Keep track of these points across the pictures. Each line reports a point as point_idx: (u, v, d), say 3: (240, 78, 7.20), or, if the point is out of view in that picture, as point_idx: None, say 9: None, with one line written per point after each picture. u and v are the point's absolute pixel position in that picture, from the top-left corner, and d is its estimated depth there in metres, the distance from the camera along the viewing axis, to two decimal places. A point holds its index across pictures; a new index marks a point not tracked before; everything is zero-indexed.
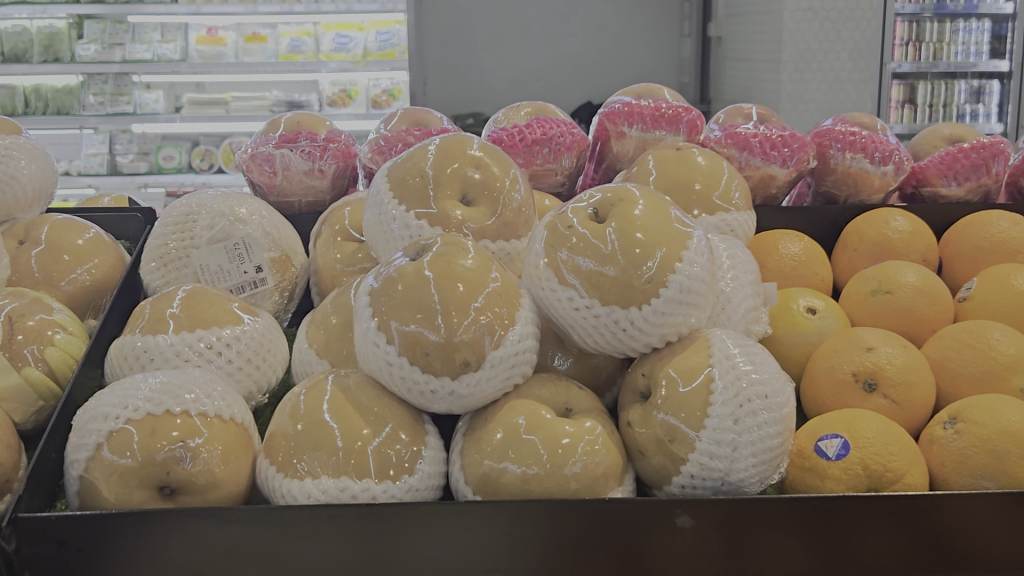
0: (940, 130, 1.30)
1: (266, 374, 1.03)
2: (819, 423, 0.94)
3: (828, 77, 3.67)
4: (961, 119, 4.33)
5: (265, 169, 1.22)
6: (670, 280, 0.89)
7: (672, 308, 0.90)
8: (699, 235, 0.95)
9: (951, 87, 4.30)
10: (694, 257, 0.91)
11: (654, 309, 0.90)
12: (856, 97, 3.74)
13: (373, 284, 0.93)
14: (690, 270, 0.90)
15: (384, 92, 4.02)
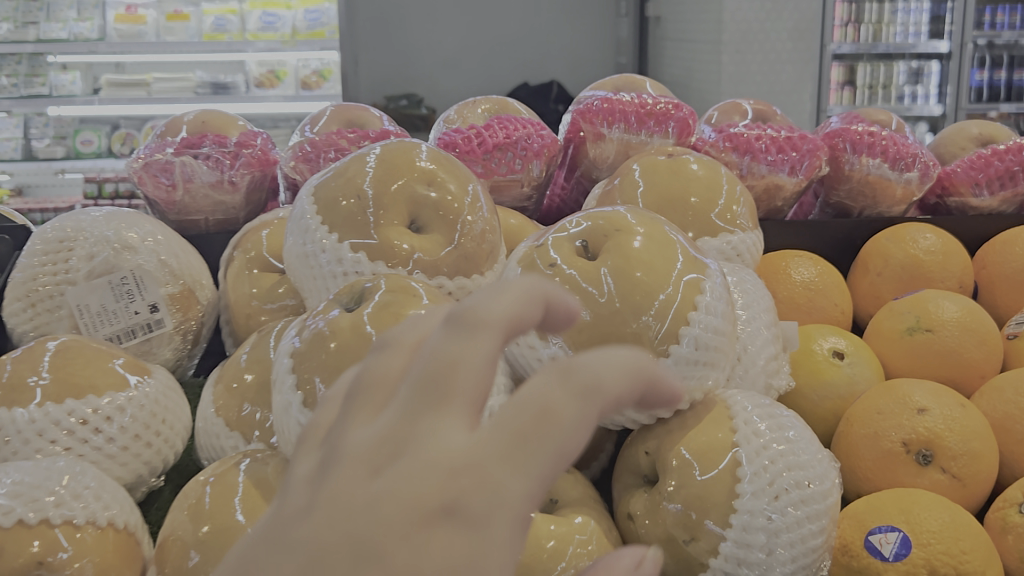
0: (968, 130, 1.18)
1: (161, 451, 0.80)
2: (865, 506, 0.74)
3: (773, 56, 3.50)
4: (900, 100, 4.17)
5: (162, 181, 1.04)
6: (682, 334, 0.69)
7: (684, 370, 0.70)
8: (715, 273, 0.75)
9: (891, 68, 4.14)
10: (710, 303, 0.71)
11: (661, 372, 0.69)
12: (795, 79, 3.56)
13: (297, 342, 0.72)
14: (707, 320, 0.70)
15: (315, 73, 3.78)
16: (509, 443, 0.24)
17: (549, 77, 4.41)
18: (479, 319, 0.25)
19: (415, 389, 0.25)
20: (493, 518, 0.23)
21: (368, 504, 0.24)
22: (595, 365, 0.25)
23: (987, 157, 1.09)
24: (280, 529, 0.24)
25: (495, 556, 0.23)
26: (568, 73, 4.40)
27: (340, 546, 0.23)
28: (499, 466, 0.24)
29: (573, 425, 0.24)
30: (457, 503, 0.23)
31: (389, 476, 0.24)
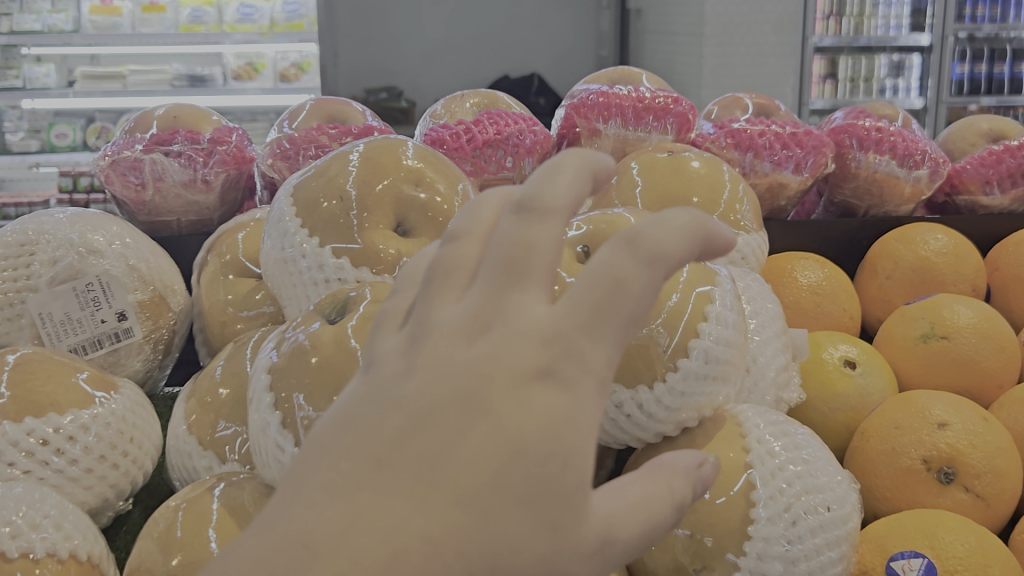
0: (977, 124, 1.14)
1: (128, 472, 0.75)
2: (886, 529, 0.69)
3: (756, 49, 3.46)
4: (881, 94, 4.13)
5: (131, 180, 1.00)
6: (691, 347, 0.64)
7: (694, 386, 0.65)
8: (725, 281, 0.70)
9: (873, 61, 4.10)
10: (721, 312, 0.66)
11: (669, 388, 0.64)
12: (777, 71, 3.52)
13: (275, 357, 0.67)
14: (718, 331, 0.65)
15: (293, 65, 3.71)
16: (590, 310, 0.31)
17: (530, 70, 4.35)
18: (547, 206, 0.32)
19: (495, 265, 0.32)
20: (572, 376, 0.31)
21: (474, 370, 0.31)
22: (658, 235, 0.32)
23: (998, 154, 1.07)
24: (387, 392, 0.31)
25: (580, 404, 0.31)
26: (549, 66, 4.34)
27: (452, 404, 0.30)
28: (580, 331, 0.31)
29: (641, 292, 0.31)
30: (553, 367, 0.31)
31: (489, 341, 0.31)
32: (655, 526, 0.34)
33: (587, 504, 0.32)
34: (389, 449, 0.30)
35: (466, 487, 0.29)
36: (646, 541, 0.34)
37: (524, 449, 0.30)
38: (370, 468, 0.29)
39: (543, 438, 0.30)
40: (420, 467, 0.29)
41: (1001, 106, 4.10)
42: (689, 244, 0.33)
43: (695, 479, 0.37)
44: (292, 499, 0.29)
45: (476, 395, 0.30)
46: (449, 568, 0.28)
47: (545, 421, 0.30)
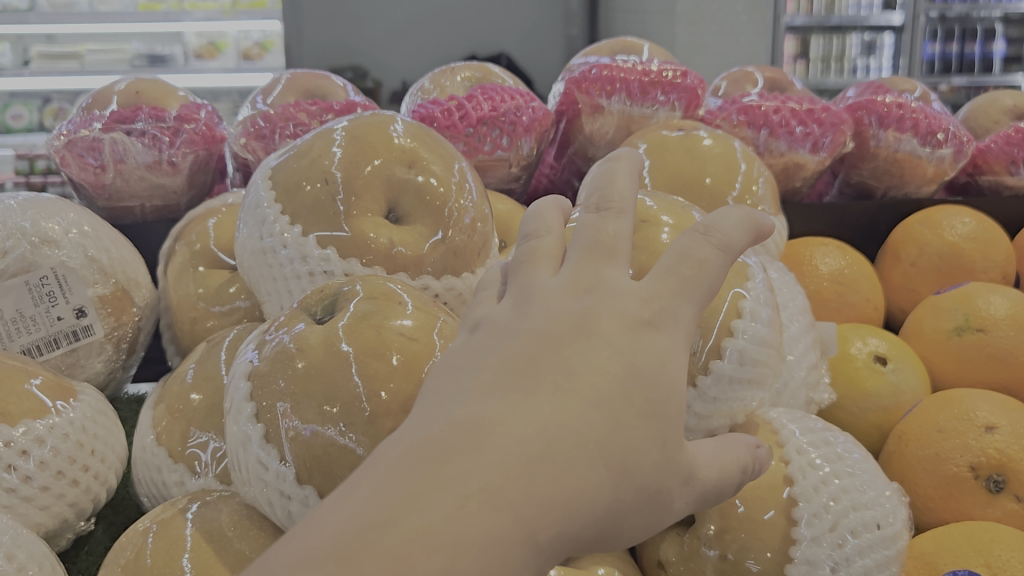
0: (1001, 100, 1.13)
1: (90, 489, 0.67)
2: (934, 545, 0.63)
3: (730, 28, 3.40)
4: (853, 73, 4.08)
5: (89, 163, 0.91)
6: (723, 347, 0.57)
7: (727, 390, 0.58)
8: (756, 272, 0.63)
9: (844, 40, 4.05)
10: (756, 308, 0.59)
11: (699, 394, 0.58)
12: (749, 50, 3.49)
13: (255, 360, 0.59)
14: (753, 328, 0.58)
15: (256, 44, 3.66)
16: (679, 280, 0.41)
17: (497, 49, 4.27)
18: (618, 207, 0.43)
19: (583, 245, 0.42)
20: (668, 325, 0.40)
21: (586, 309, 0.39)
22: (727, 229, 0.43)
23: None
24: (508, 330, 0.39)
25: (675, 346, 0.39)
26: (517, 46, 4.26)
27: (574, 330, 0.38)
28: (670, 292, 0.40)
29: (717, 267, 0.41)
30: (654, 319, 0.39)
31: (594, 297, 0.40)
32: (722, 485, 0.42)
33: (685, 448, 0.39)
34: (523, 366, 0.37)
35: (597, 396, 0.36)
36: (717, 495, 0.42)
37: (637, 375, 0.38)
38: (513, 377, 0.37)
39: (651, 367, 0.38)
40: (554, 378, 0.36)
41: (970, 86, 4.07)
42: (749, 231, 0.44)
43: (753, 455, 0.45)
44: (439, 403, 0.36)
45: (591, 328, 0.38)
46: (596, 462, 0.35)
47: (653, 358, 0.38)
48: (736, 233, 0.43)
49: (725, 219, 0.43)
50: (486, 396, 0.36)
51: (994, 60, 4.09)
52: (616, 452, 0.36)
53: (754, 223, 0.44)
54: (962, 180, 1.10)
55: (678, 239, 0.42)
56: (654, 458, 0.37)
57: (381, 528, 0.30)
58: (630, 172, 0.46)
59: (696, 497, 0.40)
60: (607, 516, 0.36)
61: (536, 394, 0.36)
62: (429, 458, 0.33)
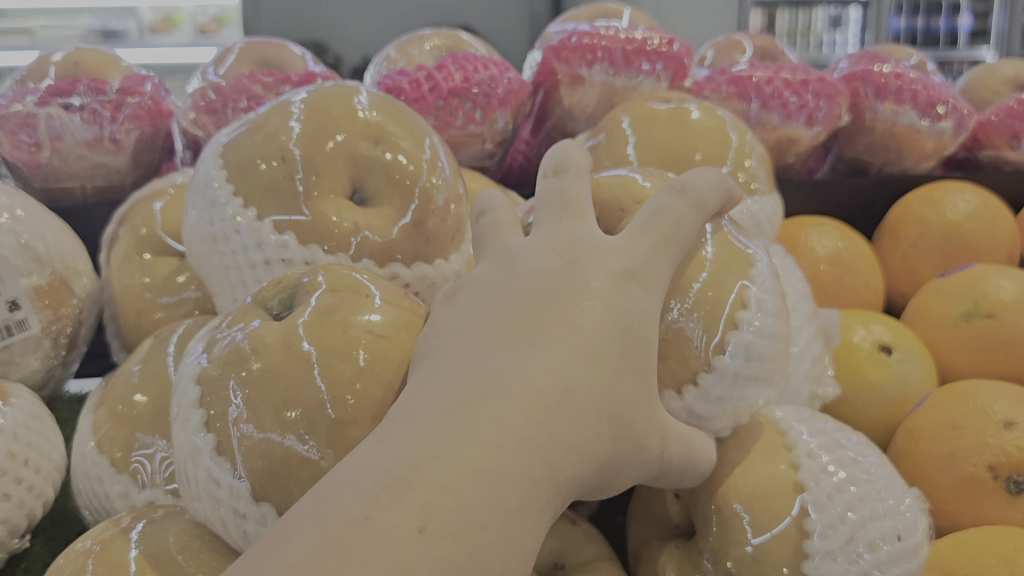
0: (1001, 71, 1.10)
1: (25, 503, 0.60)
2: (952, 553, 0.57)
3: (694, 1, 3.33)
4: (819, 48, 4.03)
5: (23, 140, 0.83)
6: (724, 343, 0.51)
7: (730, 387, 0.51)
8: (757, 253, 0.56)
9: (810, 14, 4.00)
10: (762, 297, 0.53)
11: (702, 393, 0.51)
12: (713, 23, 3.43)
13: (204, 362, 0.52)
14: (758, 320, 0.51)
15: (213, 19, 3.66)
16: (656, 231, 0.45)
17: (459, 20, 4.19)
18: (576, 168, 0.48)
19: (551, 203, 0.46)
20: (649, 282, 0.43)
21: (580, 261, 0.42)
22: (699, 189, 0.48)
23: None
24: (498, 288, 0.41)
25: (652, 301, 0.43)
26: None
27: (565, 283, 0.41)
28: (649, 247, 0.44)
29: (691, 224, 0.47)
30: (636, 272, 0.43)
31: (578, 251, 0.42)
32: (686, 462, 0.46)
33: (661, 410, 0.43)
34: (527, 321, 0.39)
35: (601, 349, 0.39)
36: (679, 472, 0.46)
37: (631, 328, 0.41)
38: (519, 335, 0.39)
39: (639, 325, 0.41)
40: (555, 334, 0.39)
41: (937, 60, 4.03)
42: (717, 191, 0.50)
43: (706, 457, 0.49)
44: (442, 364, 0.39)
45: (586, 283, 0.41)
46: (600, 421, 0.38)
47: (639, 314, 0.41)
48: (705, 191, 0.48)
49: (695, 178, 0.49)
50: (492, 354, 0.38)
51: (959, 35, 4.03)
52: (621, 404, 0.39)
53: (721, 183, 0.50)
54: (960, 154, 1.06)
55: (653, 197, 0.47)
56: (645, 413, 0.41)
57: (428, 463, 0.33)
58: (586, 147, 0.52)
59: (664, 469, 0.45)
60: (610, 461, 0.39)
61: (541, 347, 0.38)
62: (459, 404, 0.35)
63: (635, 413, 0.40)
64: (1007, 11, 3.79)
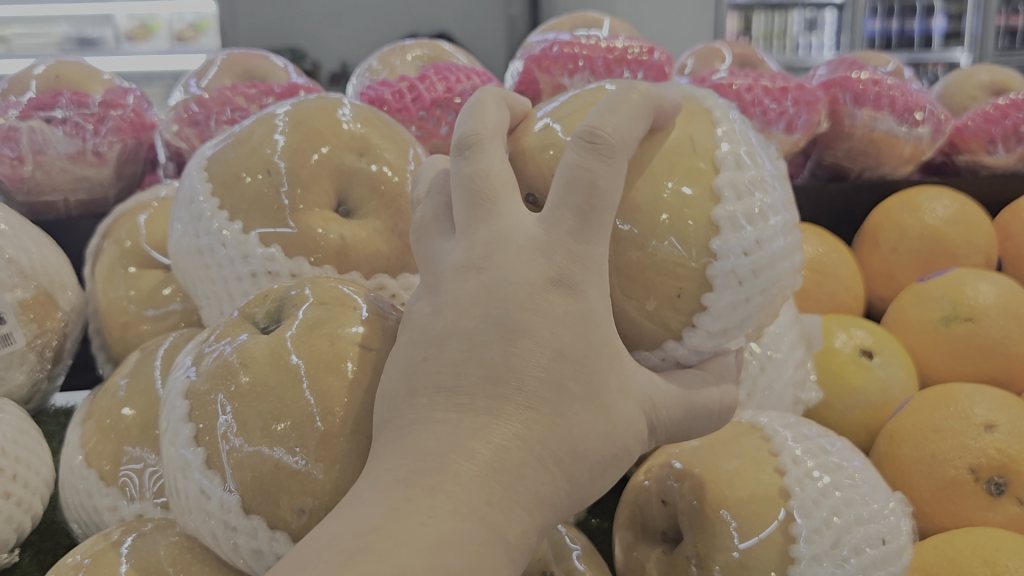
0: (977, 76, 1.11)
1: (14, 519, 0.60)
2: (935, 555, 0.58)
3: (672, 6, 3.35)
4: (796, 50, 4.05)
5: (6, 154, 0.84)
6: (711, 276, 0.45)
7: (733, 325, 0.46)
8: (725, 138, 0.47)
9: (786, 17, 4.02)
10: (738, 211, 0.45)
11: (701, 334, 0.46)
12: (690, 30, 3.45)
13: (193, 376, 0.52)
14: (739, 244, 0.44)
15: (190, 27, 3.58)
16: (574, 209, 0.39)
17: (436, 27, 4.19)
18: (478, 139, 0.42)
19: (463, 200, 0.41)
20: (580, 281, 0.39)
21: (502, 286, 0.38)
22: (612, 127, 0.40)
23: (1003, 110, 0.99)
24: (428, 336, 0.39)
25: (590, 300, 0.39)
26: None
27: (487, 323, 0.38)
28: (572, 238, 0.39)
29: (612, 181, 0.39)
30: (559, 276, 0.38)
31: (492, 268, 0.38)
32: (695, 422, 0.45)
33: (637, 377, 0.41)
34: (450, 381, 0.37)
35: (535, 389, 0.37)
36: (688, 428, 0.45)
37: (576, 351, 0.38)
38: (444, 398, 0.37)
39: (575, 344, 0.38)
40: (483, 388, 0.37)
41: (912, 62, 4.06)
42: (641, 119, 0.42)
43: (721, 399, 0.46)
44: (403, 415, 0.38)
45: (513, 319, 0.37)
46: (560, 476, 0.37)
47: (571, 334, 0.38)
48: (627, 126, 0.41)
49: (607, 111, 0.41)
50: (426, 422, 0.37)
51: (933, 36, 4.05)
52: (566, 443, 0.37)
53: (646, 107, 0.43)
54: (938, 159, 1.07)
55: (565, 152, 0.39)
56: (603, 431, 0.38)
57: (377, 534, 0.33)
58: (496, 103, 0.45)
59: (671, 434, 0.44)
60: (570, 502, 0.39)
61: (473, 409, 0.37)
62: (406, 482, 0.35)
63: (581, 438, 0.38)
64: (980, 12, 3.84)
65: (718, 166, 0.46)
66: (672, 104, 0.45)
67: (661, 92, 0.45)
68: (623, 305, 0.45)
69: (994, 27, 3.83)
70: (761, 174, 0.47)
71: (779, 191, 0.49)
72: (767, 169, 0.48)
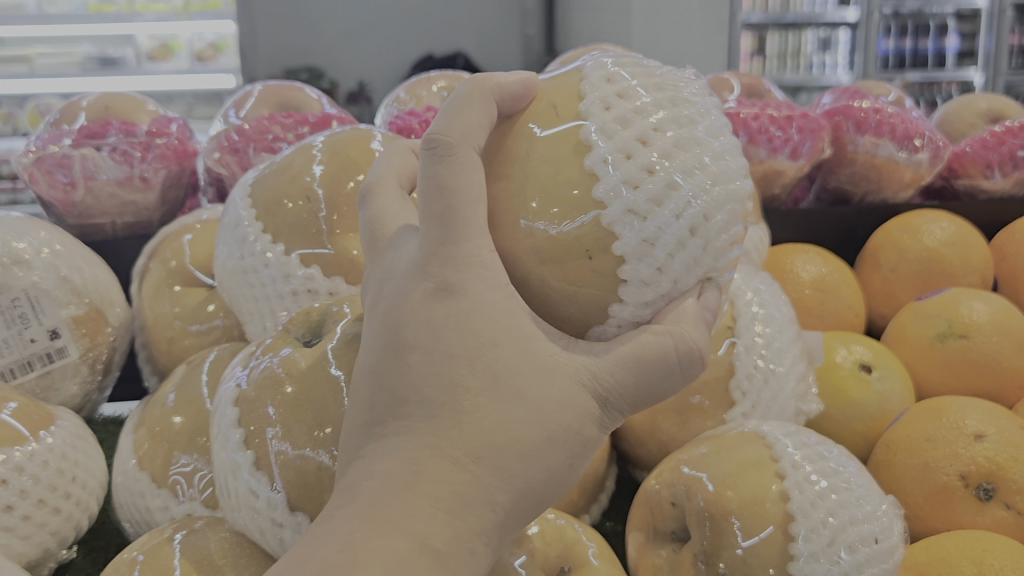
0: (974, 104, 1.16)
1: (71, 517, 0.65)
2: (926, 555, 0.62)
3: (684, 28, 3.41)
4: (810, 69, 4.06)
5: (59, 179, 0.90)
6: (609, 223, 0.41)
7: (666, 267, 0.42)
8: (591, 89, 0.45)
9: (800, 37, 4.02)
10: (608, 149, 0.42)
11: (635, 289, 0.42)
12: (706, 48, 3.49)
13: (243, 385, 0.57)
14: (621, 177, 0.41)
15: (209, 45, 3.70)
16: (436, 213, 0.39)
17: (455, 47, 4.25)
18: (370, 188, 0.46)
19: (366, 241, 0.44)
20: (464, 279, 0.39)
21: (393, 312, 0.40)
22: (446, 123, 0.40)
23: (999, 137, 1.04)
24: (358, 380, 0.41)
25: (478, 295, 0.39)
26: (472, 43, 4.25)
27: (388, 352, 0.39)
28: (442, 244, 0.39)
29: (461, 174, 0.39)
30: (442, 284, 0.39)
31: (385, 300, 0.40)
32: (659, 379, 0.40)
33: (563, 360, 0.40)
34: (370, 415, 0.39)
35: (436, 396, 0.38)
36: (658, 387, 0.40)
37: (464, 348, 0.38)
38: (368, 427, 0.39)
39: (467, 341, 0.38)
40: (397, 412, 0.38)
41: (927, 81, 4.09)
42: (480, 110, 0.42)
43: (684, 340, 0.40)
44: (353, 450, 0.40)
45: (403, 334, 0.39)
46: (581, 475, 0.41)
47: (460, 334, 0.38)
48: (464, 121, 0.41)
49: (442, 114, 0.41)
50: (372, 445, 0.39)
51: (947, 55, 4.08)
52: (482, 438, 0.37)
53: (483, 93, 0.42)
54: (938, 184, 1.12)
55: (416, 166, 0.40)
56: (526, 419, 0.38)
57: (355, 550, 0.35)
58: (403, 153, 0.50)
59: (635, 399, 0.40)
60: None
61: (385, 435, 0.38)
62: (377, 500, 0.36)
63: (493, 429, 0.37)
64: (993, 32, 3.89)
65: (583, 119, 0.43)
66: (515, 84, 0.44)
67: (500, 76, 0.44)
68: (550, 283, 0.42)
69: (1007, 46, 3.90)
70: (641, 104, 0.44)
71: (679, 107, 0.45)
72: (656, 97, 0.45)
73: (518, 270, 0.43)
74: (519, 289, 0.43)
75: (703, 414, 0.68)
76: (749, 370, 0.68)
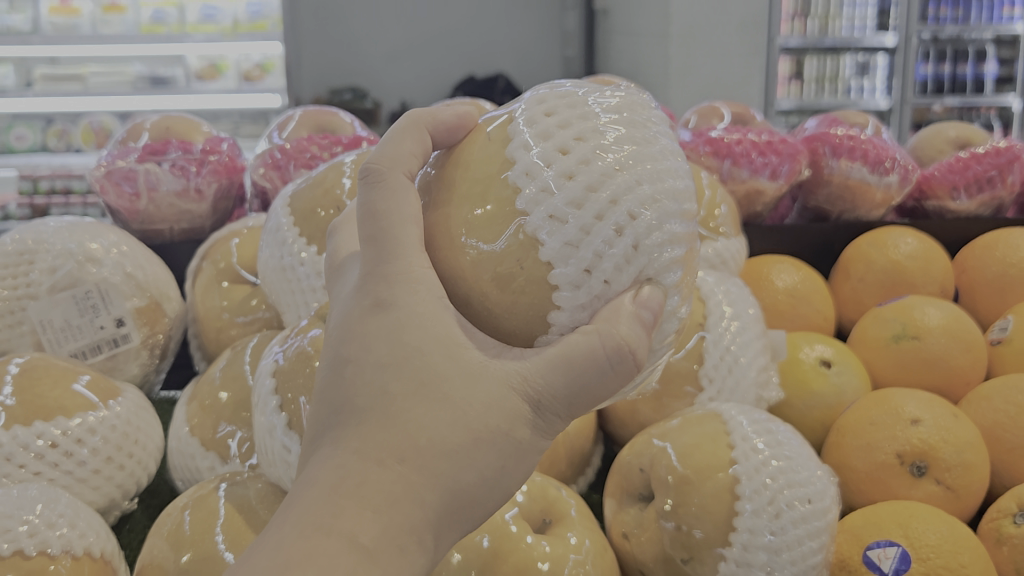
0: (944, 132, 1.26)
1: (132, 474, 0.77)
2: (861, 521, 0.73)
3: (717, 52, 3.49)
4: (847, 93, 4.10)
5: (125, 190, 1.02)
6: (534, 229, 0.46)
7: (595, 267, 0.45)
8: (522, 113, 0.49)
9: (838, 61, 4.06)
10: (530, 162, 0.47)
11: (568, 295, 0.45)
12: (741, 73, 3.56)
13: (280, 360, 0.69)
14: (540, 187, 0.46)
15: (257, 66, 3.78)
16: (371, 238, 0.45)
17: (495, 69, 4.38)
18: (336, 226, 0.52)
19: (330, 272, 0.50)
20: (394, 295, 0.43)
21: (338, 332, 0.44)
22: (379, 157, 0.46)
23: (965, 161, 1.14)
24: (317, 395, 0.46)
25: (406, 309, 0.43)
26: (512, 65, 4.37)
27: (332, 368, 0.44)
28: (378, 264, 0.44)
29: (391, 205, 0.45)
30: (375, 301, 0.43)
31: (334, 320, 0.45)
32: (586, 379, 0.42)
33: (491, 367, 0.43)
34: (318, 427, 0.44)
35: (366, 404, 0.42)
36: (587, 386, 0.43)
37: (394, 356, 0.42)
38: (318, 435, 0.44)
39: (396, 351, 0.42)
40: (337, 421, 0.43)
41: (964, 107, 4.14)
42: (413, 141, 0.48)
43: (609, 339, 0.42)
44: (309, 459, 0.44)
45: (344, 350, 0.43)
46: None
47: (389, 346, 0.42)
48: (396, 150, 0.47)
49: (379, 146, 0.47)
50: (320, 451, 0.43)
51: (984, 81, 4.14)
52: (408, 439, 0.41)
53: (417, 125, 0.49)
54: (910, 204, 1.22)
55: (356, 197, 0.46)
56: (448, 421, 0.41)
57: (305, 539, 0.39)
58: None
59: (566, 397, 0.43)
60: None
61: (328, 441, 0.43)
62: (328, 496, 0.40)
63: (417, 429, 0.41)
64: None
65: (512, 140, 0.48)
66: (450, 117, 0.51)
67: (435, 112, 0.51)
68: (490, 296, 0.46)
69: None
70: (566, 119, 0.48)
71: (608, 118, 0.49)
72: (582, 111, 0.49)
73: (461, 288, 0.47)
74: (466, 307, 0.47)
75: (675, 398, 0.78)
76: (716, 360, 0.78)
